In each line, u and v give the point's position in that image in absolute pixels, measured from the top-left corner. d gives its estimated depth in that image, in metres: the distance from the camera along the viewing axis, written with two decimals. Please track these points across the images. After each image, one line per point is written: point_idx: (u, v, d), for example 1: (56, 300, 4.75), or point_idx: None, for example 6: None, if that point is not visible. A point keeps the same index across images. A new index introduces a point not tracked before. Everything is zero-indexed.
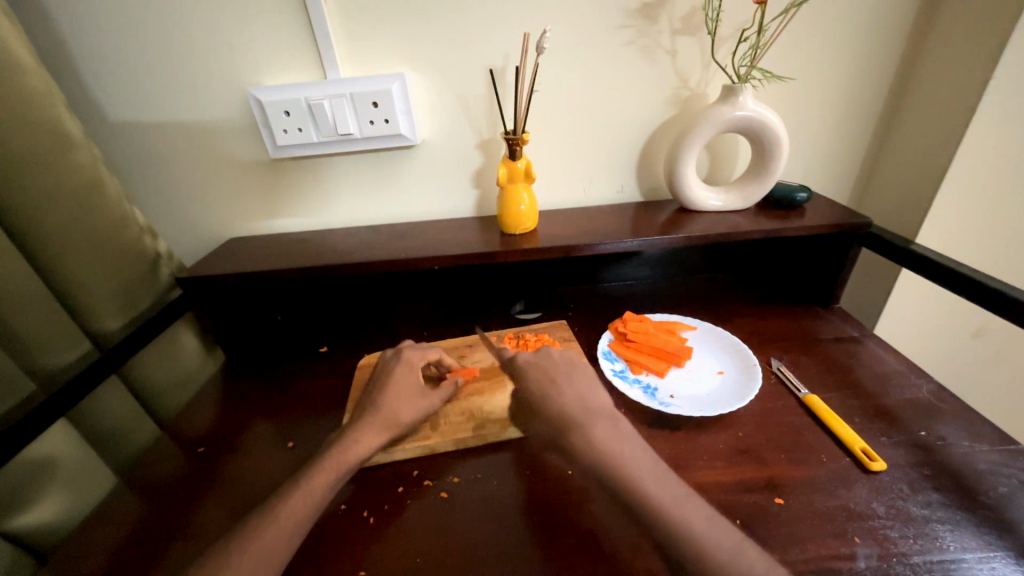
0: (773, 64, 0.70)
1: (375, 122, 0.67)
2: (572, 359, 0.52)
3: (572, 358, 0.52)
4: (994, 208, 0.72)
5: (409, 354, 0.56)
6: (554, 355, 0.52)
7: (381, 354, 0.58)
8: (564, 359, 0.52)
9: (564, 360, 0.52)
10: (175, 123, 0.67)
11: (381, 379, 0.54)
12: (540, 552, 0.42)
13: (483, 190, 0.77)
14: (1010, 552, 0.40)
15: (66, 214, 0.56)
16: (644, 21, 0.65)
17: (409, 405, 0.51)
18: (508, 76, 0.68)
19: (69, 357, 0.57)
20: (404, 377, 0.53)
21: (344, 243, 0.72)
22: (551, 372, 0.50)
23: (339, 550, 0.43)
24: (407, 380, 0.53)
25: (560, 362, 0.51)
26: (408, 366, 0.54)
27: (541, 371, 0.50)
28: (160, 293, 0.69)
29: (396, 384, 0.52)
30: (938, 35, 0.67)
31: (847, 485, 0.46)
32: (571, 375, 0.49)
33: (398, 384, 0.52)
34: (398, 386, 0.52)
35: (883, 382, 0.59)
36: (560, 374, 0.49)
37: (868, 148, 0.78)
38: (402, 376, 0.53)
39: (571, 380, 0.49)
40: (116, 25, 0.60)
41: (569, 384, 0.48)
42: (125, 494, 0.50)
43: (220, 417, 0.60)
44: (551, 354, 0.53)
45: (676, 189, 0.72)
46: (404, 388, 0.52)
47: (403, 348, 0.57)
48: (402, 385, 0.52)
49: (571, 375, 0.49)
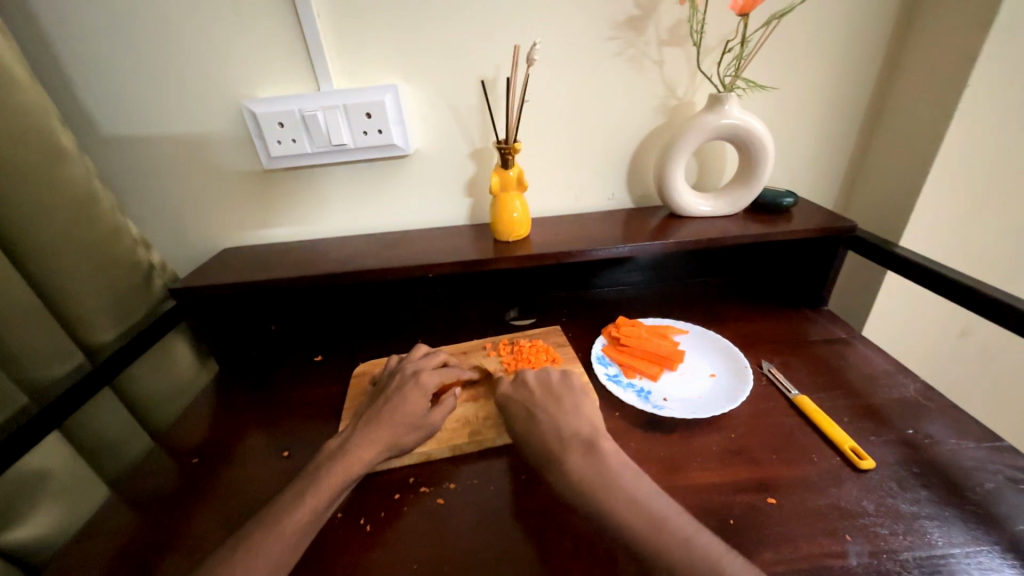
0: (758, 73, 0.72)
1: (368, 132, 0.67)
2: (548, 380, 0.52)
3: (548, 378, 0.53)
4: (977, 210, 0.74)
5: (426, 378, 0.54)
6: (530, 381, 0.53)
7: (399, 369, 0.56)
8: (542, 381, 0.53)
9: (542, 383, 0.52)
10: (170, 135, 0.68)
11: (391, 396, 0.52)
12: (536, 555, 0.42)
13: (476, 198, 0.78)
14: (997, 546, 0.41)
15: (58, 227, 0.56)
16: (632, 33, 0.67)
17: (412, 431, 0.50)
18: (500, 86, 0.69)
19: (63, 369, 0.57)
20: (413, 402, 0.51)
21: (338, 252, 0.72)
22: (531, 401, 0.51)
23: (335, 560, 0.43)
24: (413, 399, 0.51)
25: (537, 387, 0.52)
26: (419, 387, 0.52)
27: (522, 400, 0.51)
28: (152, 304, 0.69)
29: (404, 406, 0.50)
30: (914, 45, 0.70)
31: (837, 484, 0.47)
32: (552, 400, 0.50)
33: (405, 406, 0.50)
34: (402, 408, 0.50)
35: (870, 382, 0.60)
36: (538, 405, 0.50)
37: (852, 154, 0.80)
38: (410, 394, 0.52)
39: (549, 406, 0.49)
40: (111, 39, 0.61)
41: (550, 414, 0.48)
42: (117, 507, 0.50)
43: (214, 428, 0.60)
44: (528, 379, 0.53)
45: (666, 196, 0.73)
46: (409, 409, 0.50)
47: (422, 370, 0.55)
48: (409, 410, 0.50)
49: (548, 401, 0.50)
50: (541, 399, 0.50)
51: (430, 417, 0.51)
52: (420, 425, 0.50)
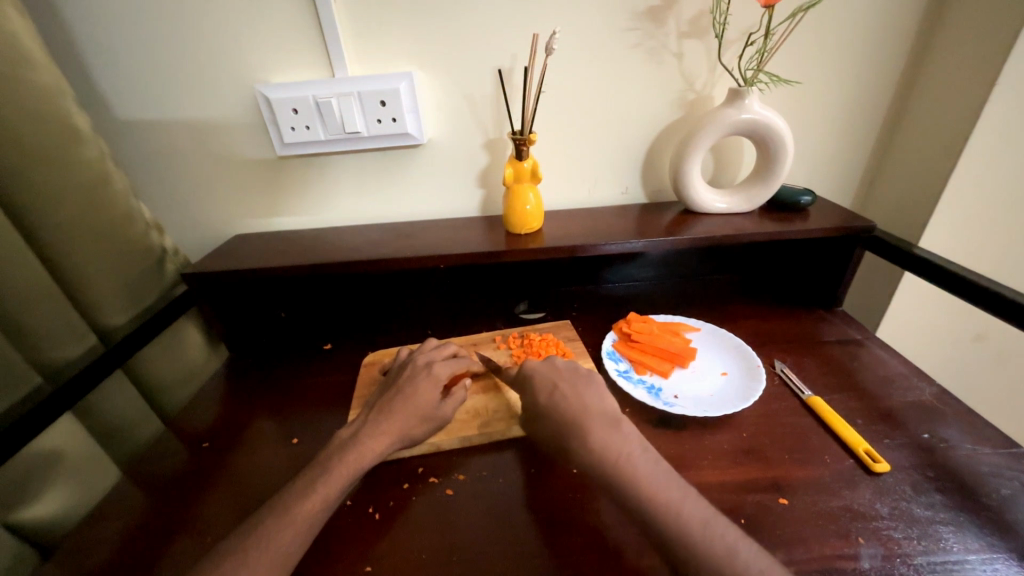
0: (779, 68, 0.71)
1: (382, 121, 0.67)
2: (576, 367, 0.51)
3: (575, 365, 0.52)
4: (999, 213, 0.73)
5: (438, 369, 0.53)
6: (559, 364, 0.52)
7: (410, 360, 0.56)
8: (569, 366, 0.52)
9: (569, 368, 0.51)
10: (183, 120, 0.67)
11: (403, 386, 0.52)
12: (545, 548, 0.42)
13: (488, 189, 0.78)
14: (1013, 554, 0.40)
15: (72, 210, 0.56)
16: (652, 24, 0.66)
17: (422, 420, 0.49)
18: (516, 77, 0.68)
19: (76, 350, 0.57)
20: (424, 392, 0.51)
21: (349, 241, 0.72)
22: (558, 380, 0.50)
23: (344, 547, 0.43)
24: (425, 389, 0.51)
25: (564, 370, 0.51)
26: (430, 378, 0.52)
27: (547, 375, 0.51)
28: (163, 289, 0.69)
29: (414, 396, 0.50)
30: (942, 42, 0.68)
31: (850, 486, 0.47)
32: (577, 383, 0.49)
33: (417, 396, 0.50)
34: (415, 399, 0.50)
35: (885, 385, 0.59)
36: (563, 381, 0.49)
37: (871, 153, 0.79)
38: (421, 385, 0.51)
39: (575, 387, 0.49)
40: (127, 21, 0.60)
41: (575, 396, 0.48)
42: (128, 489, 0.50)
43: (224, 413, 0.60)
44: (557, 363, 0.52)
45: (681, 192, 0.72)
46: (420, 400, 0.50)
47: (433, 361, 0.55)
48: (419, 401, 0.50)
49: (574, 382, 0.49)
50: (567, 379, 0.50)
51: (441, 408, 0.50)
52: (432, 416, 0.50)
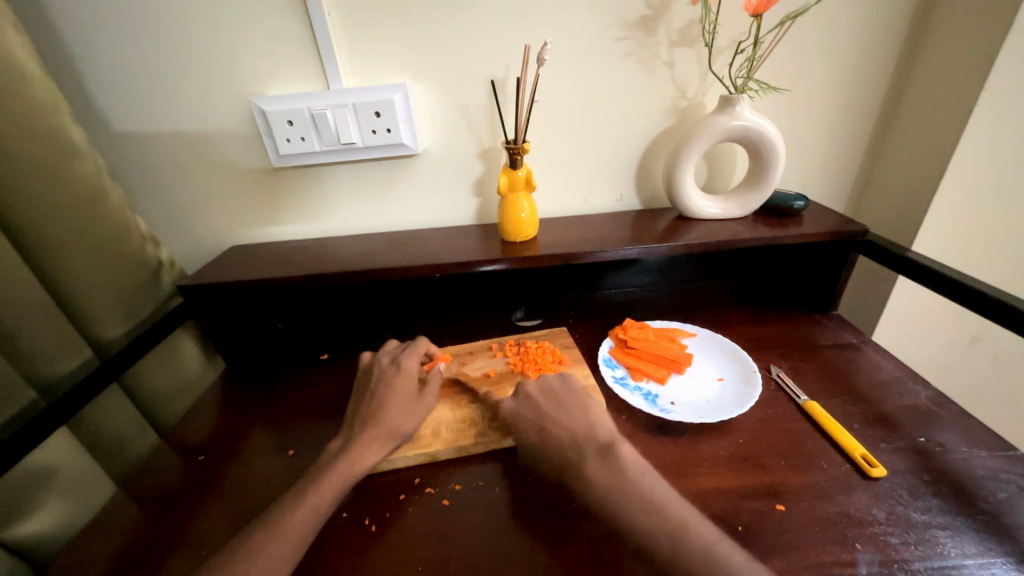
0: (770, 75, 0.71)
1: (377, 131, 0.67)
2: (549, 388, 0.53)
3: (548, 385, 0.53)
4: (991, 216, 0.73)
5: (407, 363, 0.55)
6: (532, 392, 0.53)
7: (374, 360, 0.57)
8: (542, 390, 0.53)
9: (544, 391, 0.53)
10: (179, 133, 0.68)
11: (376, 387, 0.53)
12: (541, 560, 0.42)
13: (483, 198, 0.78)
14: (1010, 558, 0.40)
15: (68, 224, 0.56)
16: (643, 33, 0.66)
17: (407, 414, 0.51)
18: (509, 86, 0.69)
19: (71, 364, 0.57)
20: (400, 386, 0.53)
21: (345, 252, 0.72)
22: (539, 415, 0.50)
23: (339, 559, 0.43)
24: (400, 386, 0.53)
25: (539, 398, 0.52)
26: (401, 373, 0.54)
27: (529, 420, 0.50)
28: (161, 301, 0.69)
29: (391, 395, 0.52)
30: (930, 47, 0.69)
31: (847, 491, 0.46)
32: (559, 408, 0.50)
33: (393, 394, 0.52)
34: (393, 396, 0.52)
35: (880, 388, 0.59)
36: (546, 412, 0.50)
37: (864, 157, 0.79)
38: (395, 382, 0.53)
39: (558, 415, 0.49)
40: (124, 37, 0.61)
41: (561, 423, 0.49)
42: (123, 503, 0.50)
43: (220, 425, 0.60)
44: (530, 392, 0.53)
45: (674, 198, 0.73)
46: (398, 398, 0.52)
47: (399, 356, 0.57)
48: (396, 398, 0.52)
49: (556, 411, 0.50)
50: (548, 411, 0.50)
51: (424, 398, 0.53)
52: (415, 407, 0.52)
